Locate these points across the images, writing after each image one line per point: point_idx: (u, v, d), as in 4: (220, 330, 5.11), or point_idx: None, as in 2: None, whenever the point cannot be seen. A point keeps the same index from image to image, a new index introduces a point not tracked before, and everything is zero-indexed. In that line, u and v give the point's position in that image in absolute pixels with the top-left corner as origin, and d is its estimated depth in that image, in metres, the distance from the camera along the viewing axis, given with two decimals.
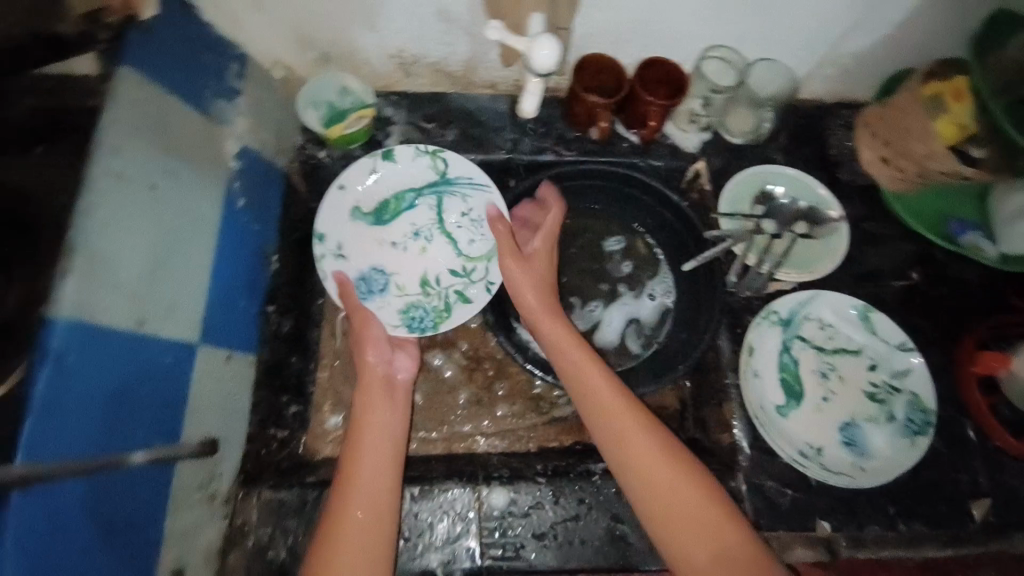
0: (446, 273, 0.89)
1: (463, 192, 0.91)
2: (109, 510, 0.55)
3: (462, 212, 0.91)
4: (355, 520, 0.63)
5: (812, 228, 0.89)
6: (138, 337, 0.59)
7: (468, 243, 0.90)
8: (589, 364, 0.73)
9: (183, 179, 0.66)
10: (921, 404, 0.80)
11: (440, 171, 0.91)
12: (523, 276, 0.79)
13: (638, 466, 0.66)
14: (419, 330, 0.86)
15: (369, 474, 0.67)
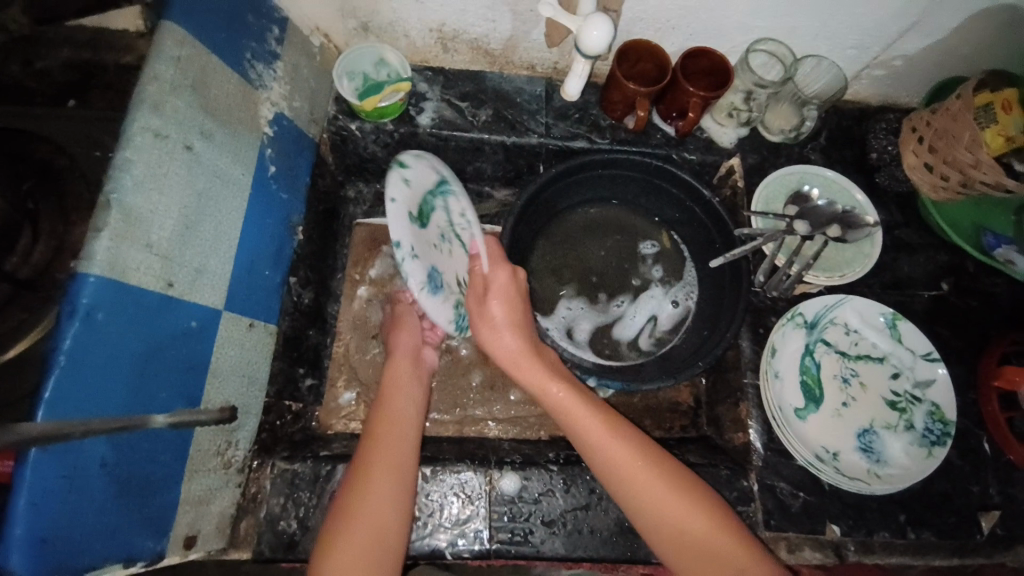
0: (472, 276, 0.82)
1: (452, 197, 0.80)
2: (128, 470, 0.56)
3: (463, 213, 0.80)
4: (370, 499, 0.63)
5: (846, 232, 0.85)
6: (168, 299, 0.59)
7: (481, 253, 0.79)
8: (576, 402, 0.68)
9: (218, 142, 0.66)
10: (941, 415, 0.79)
11: (439, 173, 0.78)
12: (486, 307, 0.72)
13: (645, 499, 0.63)
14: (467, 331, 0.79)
15: (384, 455, 0.67)
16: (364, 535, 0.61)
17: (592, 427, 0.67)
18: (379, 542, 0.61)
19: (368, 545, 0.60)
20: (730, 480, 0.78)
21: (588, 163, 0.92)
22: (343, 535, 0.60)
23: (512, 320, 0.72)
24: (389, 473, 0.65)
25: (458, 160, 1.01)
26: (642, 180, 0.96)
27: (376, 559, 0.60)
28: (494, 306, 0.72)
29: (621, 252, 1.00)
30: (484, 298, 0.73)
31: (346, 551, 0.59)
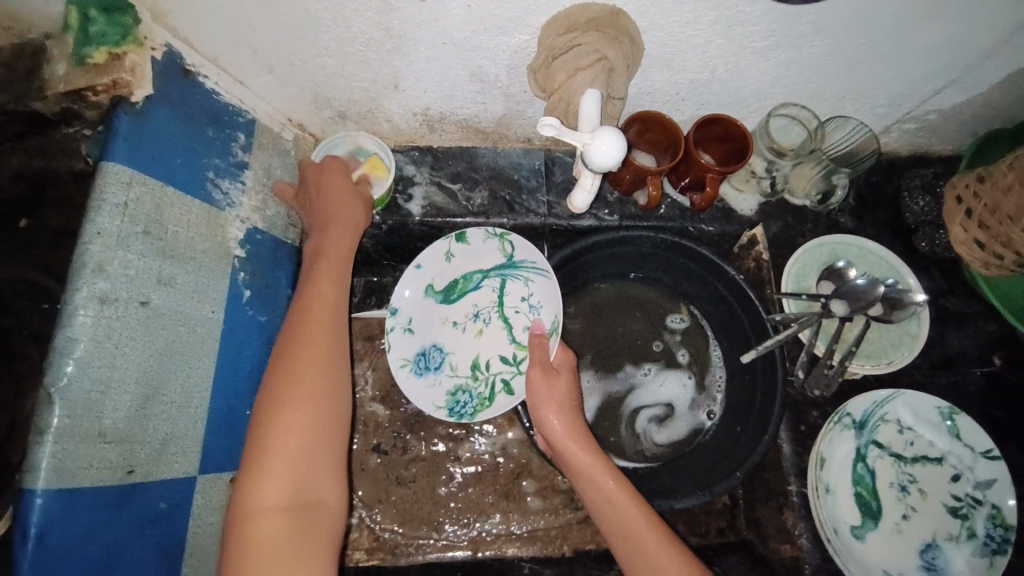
0: (497, 359, 0.82)
1: (529, 276, 0.83)
2: None
3: (524, 297, 0.83)
4: (301, 387, 0.58)
5: (891, 313, 0.76)
6: (131, 486, 0.51)
7: (523, 330, 0.82)
8: (599, 468, 0.68)
9: (181, 285, 0.57)
10: (1004, 519, 0.70)
11: (508, 254, 0.83)
12: (551, 390, 0.74)
13: (641, 549, 0.63)
14: (459, 417, 0.78)
15: (313, 340, 0.61)
16: (301, 426, 0.56)
17: (619, 505, 0.66)
18: (319, 431, 0.57)
19: (308, 433, 0.56)
20: None
21: (592, 246, 0.83)
22: (276, 425, 0.55)
23: (566, 420, 0.72)
24: (321, 361, 0.60)
25: None
26: (655, 256, 0.88)
27: (319, 449, 0.57)
28: (559, 390, 0.74)
29: (638, 328, 0.91)
30: (540, 375, 0.75)
31: (282, 442, 0.55)
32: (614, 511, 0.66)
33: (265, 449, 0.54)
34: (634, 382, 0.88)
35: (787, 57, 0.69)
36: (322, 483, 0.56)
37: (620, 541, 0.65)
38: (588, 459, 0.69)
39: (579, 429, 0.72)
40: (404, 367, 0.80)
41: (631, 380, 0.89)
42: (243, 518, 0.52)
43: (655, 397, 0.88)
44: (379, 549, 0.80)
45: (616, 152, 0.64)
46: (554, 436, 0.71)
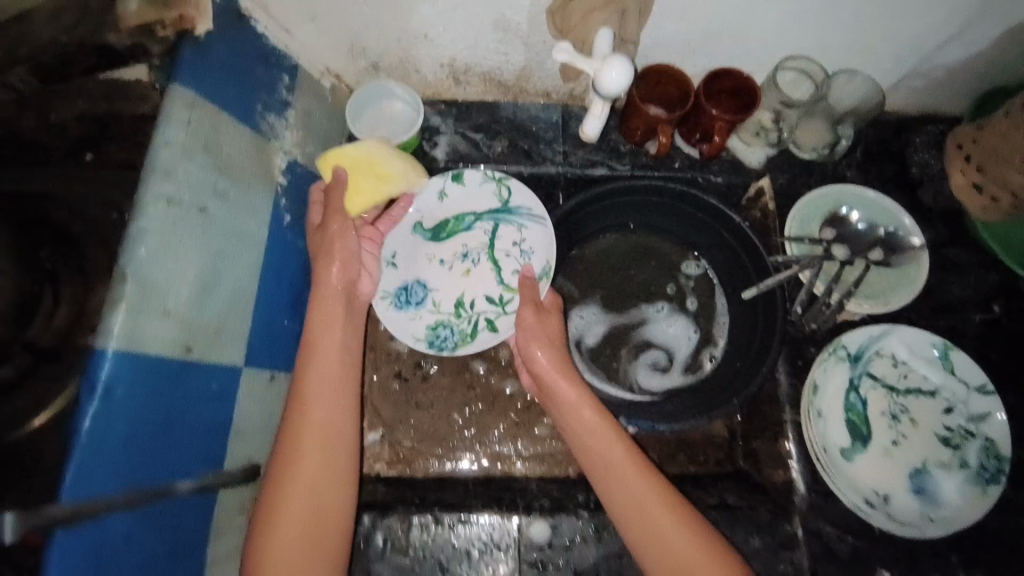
0: (482, 299, 0.86)
1: (522, 222, 0.88)
2: (150, 548, 0.55)
3: (515, 242, 0.88)
4: (311, 424, 0.65)
5: (889, 256, 0.81)
6: (186, 363, 0.59)
7: (512, 274, 0.87)
8: (582, 400, 0.73)
9: (232, 199, 0.65)
10: (996, 450, 0.73)
11: (504, 199, 0.89)
12: (544, 326, 0.79)
13: (621, 476, 0.69)
14: (439, 349, 0.83)
15: (318, 382, 0.67)
16: (313, 460, 0.64)
17: (602, 441, 0.71)
18: (328, 460, 0.65)
19: (319, 466, 0.64)
20: (772, 524, 0.75)
21: (612, 190, 0.88)
22: (293, 460, 0.63)
23: (552, 352, 0.76)
24: (330, 397, 0.67)
25: None
26: (665, 206, 0.92)
27: (329, 482, 0.64)
28: (551, 327, 0.80)
29: (647, 275, 0.95)
30: (532, 313, 0.80)
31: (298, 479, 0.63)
32: (596, 448, 0.71)
33: (283, 484, 0.62)
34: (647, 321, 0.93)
35: (794, 8, 0.74)
36: (332, 508, 0.64)
37: (602, 467, 0.70)
38: (569, 391, 0.74)
39: (566, 363, 0.76)
40: (385, 299, 0.84)
41: (643, 317, 0.94)
42: (267, 539, 0.60)
43: (667, 336, 0.93)
44: (398, 464, 0.87)
45: (622, 80, 0.71)
46: (538, 367, 0.76)
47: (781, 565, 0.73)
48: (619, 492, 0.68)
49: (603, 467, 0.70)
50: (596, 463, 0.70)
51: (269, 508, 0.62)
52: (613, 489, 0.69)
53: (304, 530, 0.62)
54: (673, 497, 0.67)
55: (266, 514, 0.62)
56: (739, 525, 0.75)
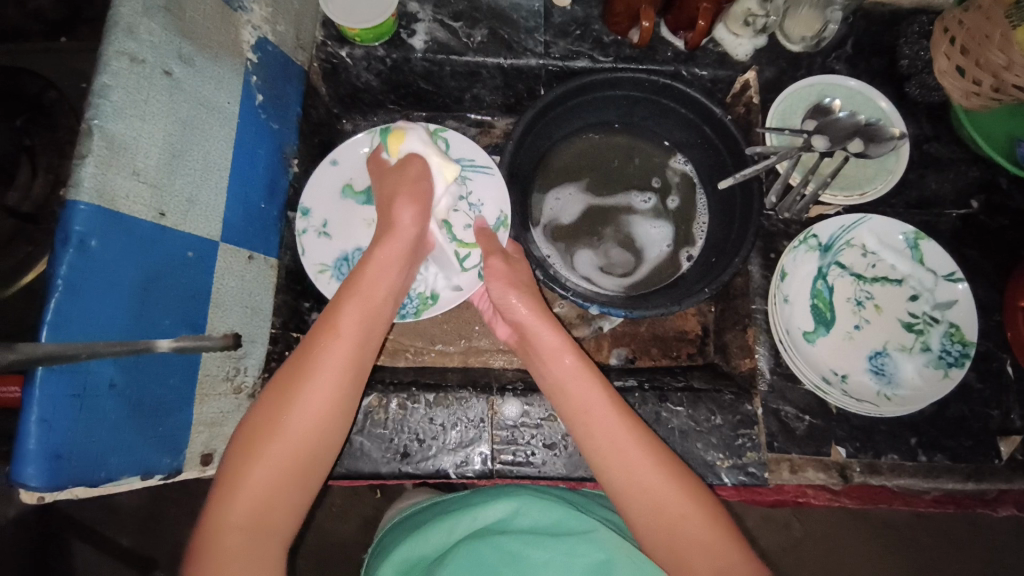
0: (437, 258, 0.84)
1: (466, 174, 0.87)
2: (137, 398, 0.58)
3: (461, 196, 0.86)
4: (289, 425, 0.57)
5: (868, 147, 0.79)
6: (162, 228, 0.60)
7: (463, 228, 0.85)
8: (563, 347, 0.68)
9: (199, 67, 0.64)
10: (961, 336, 0.75)
11: (441, 152, 0.87)
12: (509, 271, 0.75)
13: (597, 428, 0.63)
14: (401, 316, 0.81)
15: (314, 381, 0.59)
16: (275, 464, 0.55)
17: (598, 415, 0.64)
18: (291, 469, 0.56)
19: (280, 474, 0.55)
20: (733, 403, 0.77)
21: (591, 83, 0.86)
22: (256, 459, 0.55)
23: (531, 300, 0.72)
24: (317, 402, 0.58)
25: (455, 88, 0.96)
26: (647, 102, 0.90)
27: (283, 495, 0.55)
28: (523, 274, 0.76)
29: (636, 176, 0.97)
30: (501, 262, 0.76)
31: (252, 483, 0.54)
32: (590, 420, 0.63)
33: (238, 480, 0.54)
34: (635, 210, 0.97)
35: None
36: (276, 526, 0.55)
37: (582, 428, 0.64)
38: (554, 340, 0.69)
39: (546, 309, 0.72)
40: (324, 272, 0.80)
41: (630, 205, 0.97)
42: (204, 538, 0.52)
43: (649, 236, 0.95)
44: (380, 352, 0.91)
45: None
46: (517, 314, 0.71)
47: (740, 441, 0.76)
48: (615, 465, 0.61)
49: (608, 446, 0.62)
50: (598, 444, 0.62)
51: (213, 504, 0.54)
52: (596, 440, 0.62)
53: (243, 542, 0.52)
54: (656, 449, 0.61)
55: (212, 508, 0.53)
56: (703, 405, 0.77)
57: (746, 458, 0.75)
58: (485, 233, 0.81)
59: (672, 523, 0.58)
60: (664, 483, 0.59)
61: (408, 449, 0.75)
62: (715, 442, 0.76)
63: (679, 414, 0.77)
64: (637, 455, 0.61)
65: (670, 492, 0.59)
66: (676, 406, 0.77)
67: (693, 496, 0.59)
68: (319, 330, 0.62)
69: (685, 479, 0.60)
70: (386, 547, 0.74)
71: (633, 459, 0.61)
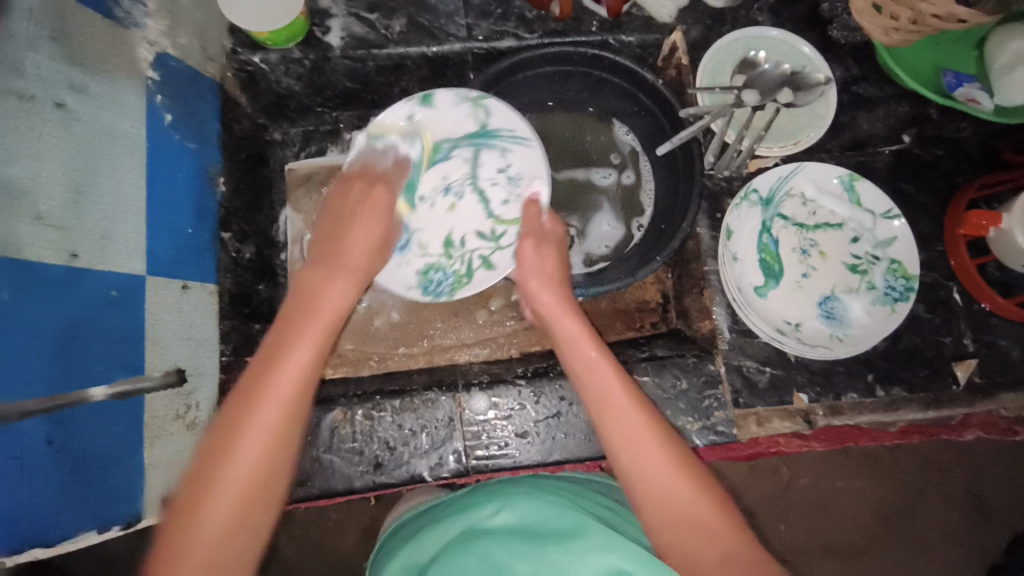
0: (472, 235, 0.79)
1: (506, 145, 0.77)
2: (77, 454, 0.55)
3: (500, 169, 0.78)
4: (242, 450, 0.49)
5: (796, 96, 0.80)
6: (77, 270, 0.56)
7: (501, 204, 0.79)
8: (583, 334, 0.65)
9: (95, 93, 0.60)
10: (904, 270, 0.77)
11: (482, 122, 0.76)
12: (540, 261, 0.72)
13: (614, 411, 0.59)
14: (436, 295, 0.79)
15: (258, 412, 0.50)
16: (244, 472, 0.49)
17: (615, 402, 0.59)
18: (261, 476, 0.49)
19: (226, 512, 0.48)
20: (697, 366, 0.78)
21: (519, 63, 0.83)
22: (222, 467, 0.48)
23: (554, 291, 0.70)
24: (287, 406, 0.50)
25: (382, 82, 0.93)
26: (579, 75, 0.89)
27: (263, 477, 0.50)
28: (550, 262, 0.72)
29: (585, 150, 0.96)
30: (532, 246, 0.73)
31: (218, 497, 0.48)
32: (607, 407, 0.59)
33: (201, 496, 0.48)
34: (592, 185, 0.96)
35: None
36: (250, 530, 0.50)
37: (599, 411, 0.59)
38: (573, 328, 0.66)
39: (568, 299, 0.69)
40: None
41: (591, 182, 0.96)
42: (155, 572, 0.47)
43: (599, 232, 0.94)
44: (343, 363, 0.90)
45: None
46: (541, 304, 0.69)
47: (708, 401, 0.77)
48: (628, 457, 0.56)
49: (621, 438, 0.57)
50: (611, 436, 0.58)
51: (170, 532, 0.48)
52: (620, 447, 0.57)
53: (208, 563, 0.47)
54: (680, 440, 0.58)
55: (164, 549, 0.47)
56: (668, 372, 0.78)
57: (715, 417, 0.77)
58: (534, 214, 0.75)
59: (681, 511, 0.54)
60: (675, 474, 0.55)
61: (380, 461, 0.74)
62: (683, 407, 0.77)
63: (646, 384, 0.78)
64: (648, 443, 0.57)
65: (672, 480, 0.55)
66: (642, 376, 0.78)
67: (700, 486, 0.55)
68: (261, 359, 0.52)
69: (704, 477, 0.56)
70: (379, 564, 0.70)
71: (650, 451, 0.56)
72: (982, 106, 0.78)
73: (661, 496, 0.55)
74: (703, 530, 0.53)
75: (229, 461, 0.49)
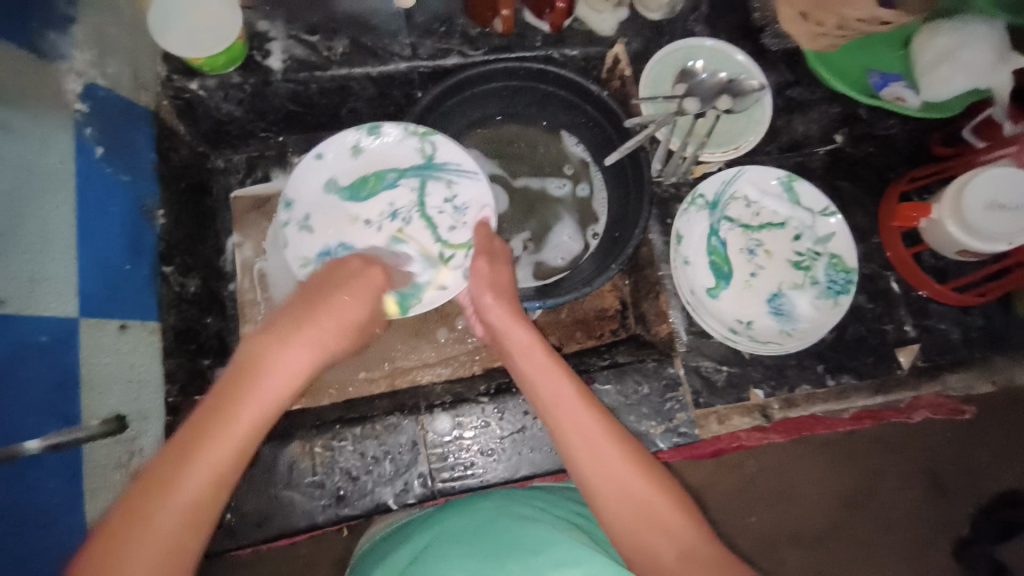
0: (421, 259, 0.77)
1: (452, 178, 0.79)
2: (12, 512, 0.52)
3: (446, 199, 0.78)
4: (220, 454, 0.43)
5: (734, 102, 0.83)
6: (5, 316, 0.53)
7: (449, 230, 0.78)
8: (534, 343, 0.65)
9: (19, 130, 0.57)
10: (844, 265, 0.80)
11: (429, 155, 0.79)
12: (493, 274, 0.72)
13: (564, 410, 0.59)
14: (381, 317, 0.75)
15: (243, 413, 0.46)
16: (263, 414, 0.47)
17: (568, 402, 0.59)
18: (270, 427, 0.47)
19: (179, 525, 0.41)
20: (656, 370, 0.79)
21: (465, 80, 0.84)
22: (226, 419, 0.45)
23: (502, 301, 0.70)
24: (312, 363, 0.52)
25: (328, 104, 0.92)
26: (525, 90, 0.90)
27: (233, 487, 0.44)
28: (503, 275, 0.73)
29: (538, 162, 0.97)
30: (486, 263, 0.72)
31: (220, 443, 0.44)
32: (558, 407, 0.59)
33: (148, 516, 0.41)
34: (547, 196, 0.97)
35: None
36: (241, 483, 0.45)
37: (549, 410, 0.60)
38: (524, 336, 0.67)
39: (518, 310, 0.70)
40: (304, 266, 0.75)
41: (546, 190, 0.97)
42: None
43: (558, 240, 0.96)
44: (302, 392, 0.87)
45: None
46: (492, 316, 0.69)
47: (669, 404, 0.78)
48: (581, 451, 0.57)
49: (573, 433, 0.57)
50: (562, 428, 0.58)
51: (149, 488, 0.41)
52: (573, 445, 0.57)
53: (183, 517, 0.42)
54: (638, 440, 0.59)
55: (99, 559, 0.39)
56: (629, 378, 0.79)
57: (677, 419, 0.78)
58: (484, 233, 0.75)
59: (640, 508, 0.54)
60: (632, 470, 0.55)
61: (343, 491, 0.72)
62: (646, 412, 0.78)
63: (609, 392, 0.78)
64: (602, 441, 0.57)
65: (634, 482, 0.55)
66: (605, 385, 0.79)
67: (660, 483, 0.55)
68: (254, 362, 0.49)
69: (664, 476, 0.56)
70: None
71: (604, 447, 0.56)
72: (908, 104, 0.82)
73: (620, 491, 0.54)
74: (659, 527, 0.53)
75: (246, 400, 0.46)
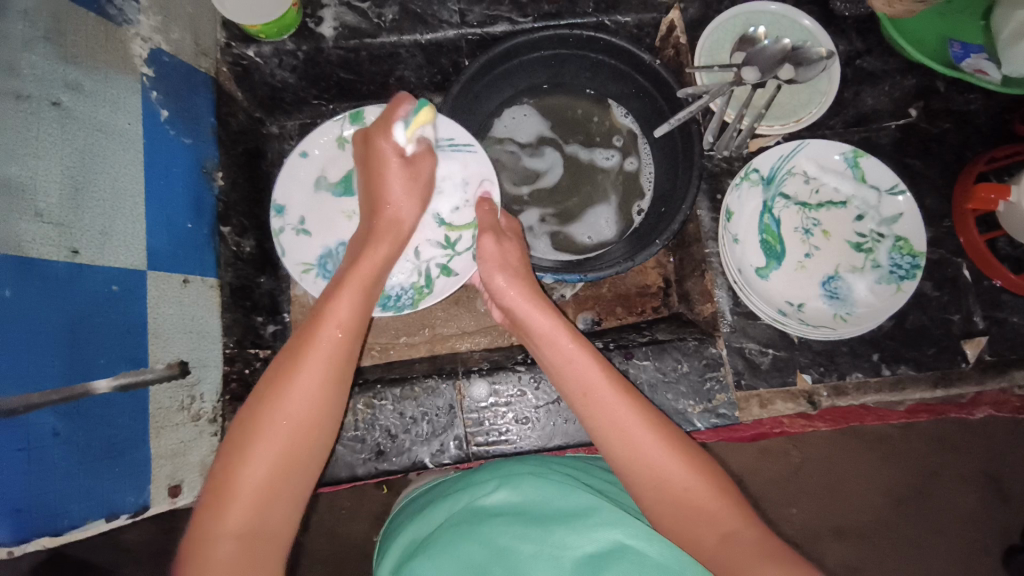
0: (426, 245, 0.78)
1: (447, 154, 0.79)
2: (88, 442, 0.57)
3: (444, 176, 0.79)
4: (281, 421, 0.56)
5: (798, 71, 0.79)
6: (78, 266, 0.57)
7: (451, 211, 0.79)
8: (556, 327, 0.66)
9: (91, 91, 0.60)
10: (910, 248, 0.75)
11: None
12: (503, 253, 0.72)
13: (594, 402, 0.60)
14: (397, 310, 0.77)
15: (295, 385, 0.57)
16: (263, 474, 0.54)
17: (596, 391, 0.61)
18: (275, 483, 0.54)
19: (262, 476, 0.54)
20: (697, 349, 0.77)
21: (512, 49, 0.83)
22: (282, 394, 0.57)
23: (518, 283, 0.70)
24: (298, 408, 0.56)
25: (376, 72, 0.92)
26: (574, 58, 0.87)
27: (299, 445, 0.56)
28: (513, 255, 0.72)
29: (585, 133, 0.96)
30: (493, 241, 0.72)
31: (261, 446, 0.54)
32: (589, 398, 0.61)
33: (232, 474, 0.53)
34: (594, 168, 0.95)
35: None
36: (267, 531, 0.53)
37: (577, 395, 0.62)
38: (546, 322, 0.67)
39: (535, 291, 0.69)
40: (308, 271, 0.78)
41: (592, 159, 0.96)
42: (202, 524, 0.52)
43: (601, 214, 0.94)
44: None
45: None
46: (508, 298, 0.69)
47: (709, 384, 0.77)
48: (617, 446, 0.58)
49: (606, 426, 0.59)
50: (598, 423, 0.59)
51: (232, 456, 0.54)
52: (608, 437, 0.58)
53: (260, 496, 0.53)
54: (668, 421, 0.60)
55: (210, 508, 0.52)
56: (669, 356, 0.77)
57: (716, 400, 0.76)
58: (490, 214, 0.75)
59: (677, 497, 0.54)
60: (662, 454, 0.56)
61: (382, 448, 0.75)
62: (684, 390, 0.76)
63: (646, 368, 0.77)
64: (636, 428, 0.58)
65: (667, 463, 0.56)
66: (643, 360, 0.77)
67: (696, 468, 0.56)
68: (299, 340, 0.61)
69: (700, 459, 0.57)
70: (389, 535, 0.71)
71: (633, 435, 0.58)
72: (989, 77, 0.76)
73: (655, 479, 0.56)
74: (699, 512, 0.53)
75: (240, 471, 0.53)
